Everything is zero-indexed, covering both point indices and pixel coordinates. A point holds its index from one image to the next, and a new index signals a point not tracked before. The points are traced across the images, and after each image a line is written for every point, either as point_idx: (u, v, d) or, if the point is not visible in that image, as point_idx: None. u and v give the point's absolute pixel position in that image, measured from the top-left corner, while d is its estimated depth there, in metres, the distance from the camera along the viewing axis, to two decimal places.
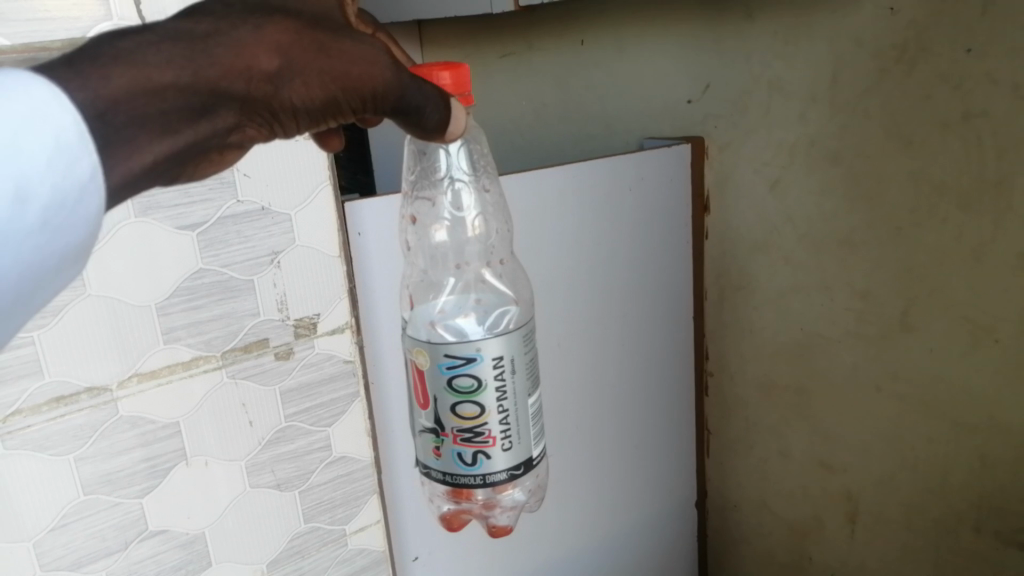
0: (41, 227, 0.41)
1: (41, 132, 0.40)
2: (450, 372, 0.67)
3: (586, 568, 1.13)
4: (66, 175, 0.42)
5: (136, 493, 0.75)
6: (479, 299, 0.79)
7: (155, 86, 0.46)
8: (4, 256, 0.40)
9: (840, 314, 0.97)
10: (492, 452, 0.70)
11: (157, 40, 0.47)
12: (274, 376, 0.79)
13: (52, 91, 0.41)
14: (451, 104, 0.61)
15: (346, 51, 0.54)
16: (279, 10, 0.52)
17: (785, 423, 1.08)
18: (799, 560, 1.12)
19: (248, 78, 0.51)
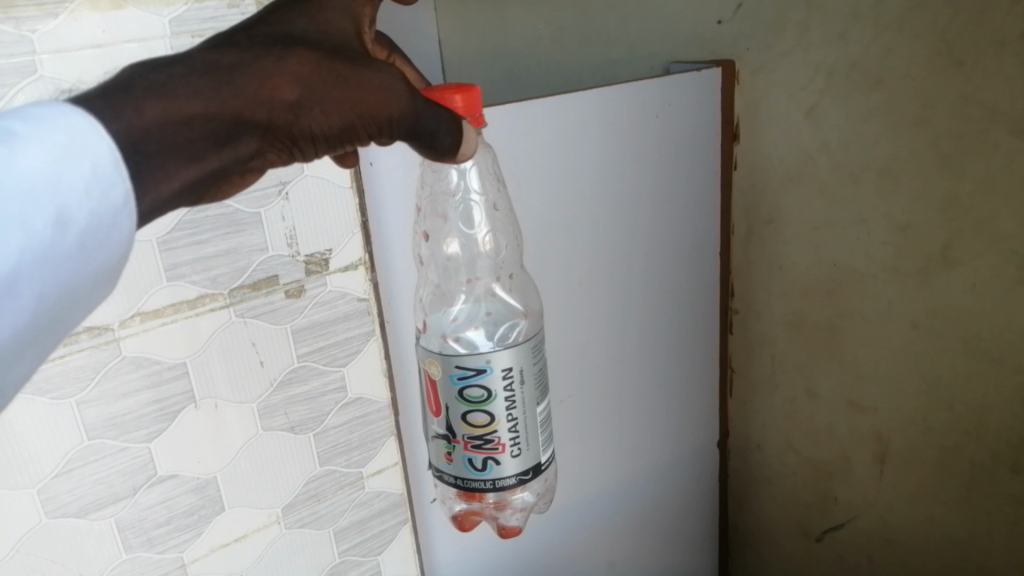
0: (78, 250, 0.43)
1: (77, 163, 0.42)
2: (460, 383, 0.68)
3: (605, 510, 1.11)
4: (100, 202, 0.44)
5: (143, 438, 0.72)
6: (491, 313, 0.77)
7: (184, 115, 0.48)
8: (44, 280, 0.42)
9: (877, 249, 0.92)
10: (502, 459, 0.70)
11: (185, 72, 0.49)
12: (285, 315, 0.75)
13: (96, 125, 0.44)
14: (463, 126, 0.61)
15: (361, 79, 0.55)
16: (300, 39, 0.54)
17: (813, 362, 1.04)
18: (823, 501, 1.09)
19: (271, 106, 0.52)
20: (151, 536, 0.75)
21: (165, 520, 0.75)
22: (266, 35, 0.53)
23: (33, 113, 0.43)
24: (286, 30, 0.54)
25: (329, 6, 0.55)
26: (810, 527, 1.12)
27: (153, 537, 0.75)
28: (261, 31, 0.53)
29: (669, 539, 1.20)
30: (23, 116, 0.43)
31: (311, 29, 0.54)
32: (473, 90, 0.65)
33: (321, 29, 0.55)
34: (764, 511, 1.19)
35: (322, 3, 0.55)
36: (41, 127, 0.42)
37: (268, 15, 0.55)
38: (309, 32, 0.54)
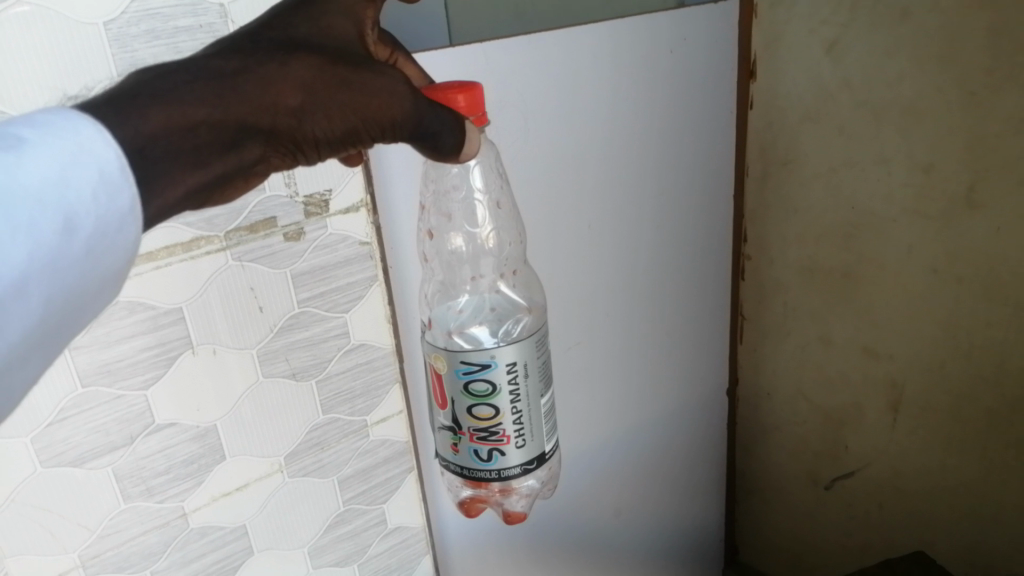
0: (83, 256, 0.40)
1: (84, 167, 0.40)
2: (466, 377, 0.66)
3: (615, 460, 1.08)
4: (107, 209, 0.41)
5: (139, 385, 0.66)
6: (496, 309, 0.78)
7: (188, 125, 0.45)
8: (49, 287, 0.39)
9: (898, 190, 0.89)
10: (507, 450, 0.69)
11: (187, 79, 0.46)
12: (285, 259, 0.69)
13: (105, 134, 0.41)
14: (468, 129, 0.57)
15: (364, 84, 0.51)
16: (303, 43, 0.50)
17: (827, 308, 1.01)
18: (834, 449, 1.08)
19: (274, 113, 0.49)
20: (150, 486, 0.69)
21: (164, 470, 0.69)
22: (268, 39, 0.49)
23: (36, 120, 0.40)
24: (289, 34, 0.50)
25: (331, 10, 0.52)
26: (820, 475, 1.11)
27: (152, 486, 0.69)
28: (264, 35, 0.50)
29: (677, 486, 1.19)
30: (25, 122, 0.40)
31: (314, 33, 0.51)
32: (471, 89, 0.59)
33: (324, 34, 0.51)
34: (773, 459, 1.17)
35: (325, 8, 0.52)
36: (44, 130, 0.39)
37: (269, 19, 0.51)
38: (312, 37, 0.50)
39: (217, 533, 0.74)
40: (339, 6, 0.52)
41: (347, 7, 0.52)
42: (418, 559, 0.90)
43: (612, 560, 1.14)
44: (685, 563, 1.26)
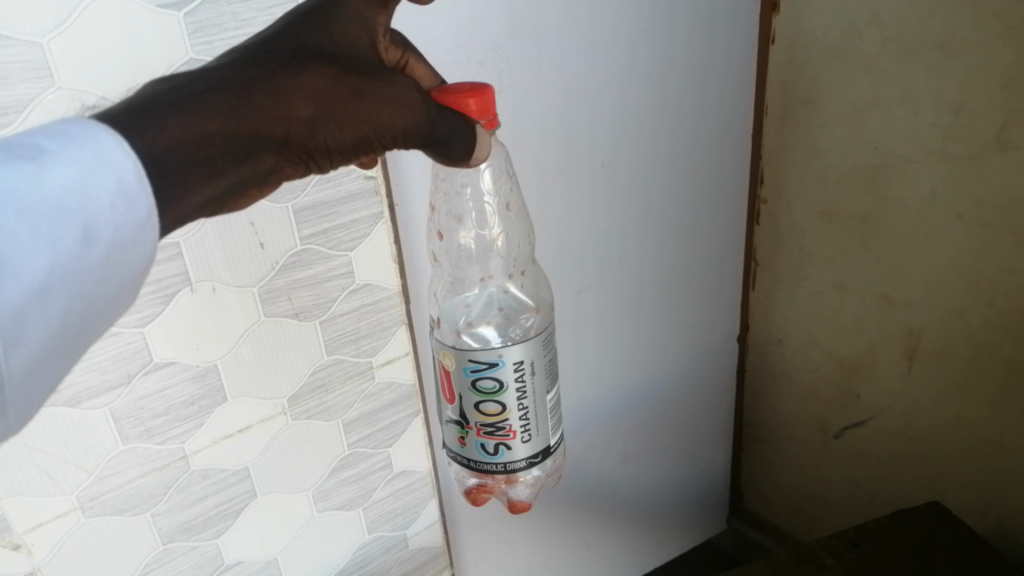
0: (102, 264, 0.41)
1: (102, 178, 0.40)
2: (474, 375, 0.63)
3: (622, 407, 1.06)
4: (125, 218, 0.41)
5: (135, 323, 0.63)
6: (506, 315, 0.74)
7: (203, 137, 0.45)
8: (70, 295, 0.39)
9: (925, 131, 0.85)
10: (514, 444, 0.66)
11: (200, 91, 0.45)
12: (285, 194, 0.66)
13: (123, 145, 0.41)
14: (476, 131, 0.56)
15: (374, 95, 0.50)
16: (316, 53, 0.49)
17: (844, 254, 0.98)
18: (845, 397, 1.06)
19: (287, 124, 0.48)
20: (149, 428, 0.67)
21: (163, 411, 0.67)
22: (280, 48, 0.48)
23: (55, 129, 0.40)
24: (301, 42, 0.49)
25: (344, 17, 0.50)
26: (829, 424, 1.09)
27: (151, 427, 0.67)
28: (277, 42, 0.49)
29: (684, 433, 1.17)
30: (45, 131, 0.40)
31: (326, 41, 0.49)
32: (483, 93, 0.56)
33: (336, 43, 0.50)
34: (781, 407, 1.16)
35: (337, 14, 0.50)
36: (62, 141, 0.39)
37: (280, 26, 0.50)
38: (324, 46, 0.49)
39: (219, 475, 0.72)
40: (352, 11, 0.50)
41: (360, 13, 0.50)
42: (423, 504, 0.89)
43: (617, 506, 1.14)
44: (690, 509, 1.25)
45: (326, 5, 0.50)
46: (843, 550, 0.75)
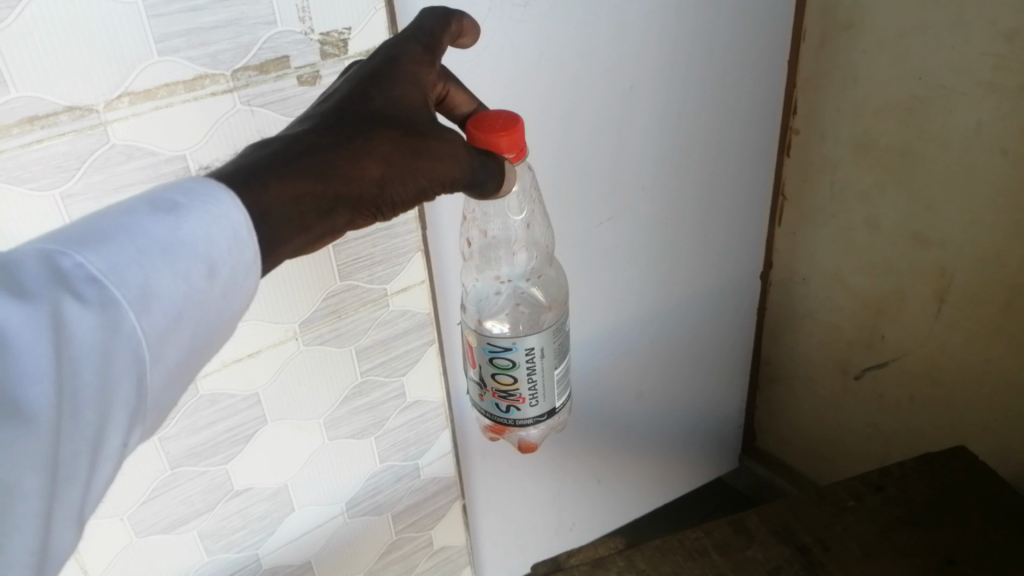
0: (213, 309, 0.40)
1: (216, 230, 0.39)
2: (490, 355, 0.62)
3: (640, 341, 1.04)
4: (234, 267, 0.40)
5: None
6: (519, 300, 0.71)
7: (294, 199, 0.43)
8: (181, 340, 0.38)
9: (975, 60, 0.80)
10: (527, 409, 0.64)
11: (286, 156, 0.44)
12: (298, 106, 0.62)
13: (238, 202, 0.40)
14: (510, 169, 0.53)
15: (436, 151, 0.49)
16: (384, 115, 0.48)
17: (878, 189, 0.94)
18: (870, 338, 1.03)
19: (363, 184, 0.46)
20: None
21: None
22: (348, 111, 0.48)
23: (186, 183, 0.40)
24: (367, 106, 0.48)
25: (402, 78, 0.50)
26: (850, 364, 1.07)
27: None
28: (344, 106, 0.48)
29: (701, 371, 1.15)
30: (173, 188, 0.40)
31: (389, 101, 0.49)
32: (512, 117, 0.54)
33: (397, 104, 0.49)
34: (800, 347, 1.13)
35: (395, 76, 0.50)
36: (185, 196, 0.39)
37: (342, 92, 0.49)
38: (388, 109, 0.49)
39: (228, 401, 0.70)
40: (406, 74, 0.50)
41: (414, 74, 0.51)
42: (436, 434, 0.88)
43: (630, 442, 1.12)
44: (702, 446, 1.24)
45: (383, 68, 0.50)
46: (865, 493, 0.73)
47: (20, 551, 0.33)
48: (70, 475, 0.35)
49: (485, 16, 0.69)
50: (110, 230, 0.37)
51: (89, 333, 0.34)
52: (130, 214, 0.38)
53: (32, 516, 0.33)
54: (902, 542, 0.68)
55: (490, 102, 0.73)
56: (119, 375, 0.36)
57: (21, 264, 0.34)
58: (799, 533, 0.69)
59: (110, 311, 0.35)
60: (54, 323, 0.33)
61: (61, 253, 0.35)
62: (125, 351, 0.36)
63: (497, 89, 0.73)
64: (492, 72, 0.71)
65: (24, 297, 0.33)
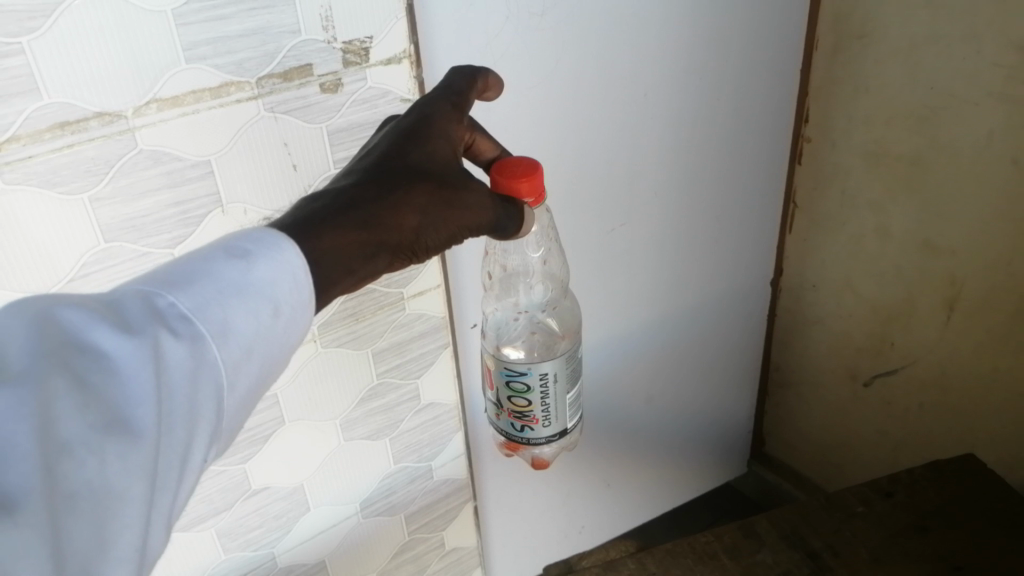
0: (278, 345, 0.43)
1: (279, 273, 0.42)
2: (507, 379, 0.63)
3: (650, 346, 1.05)
4: (294, 306, 0.43)
5: (165, 244, 0.60)
6: (535, 328, 0.73)
7: (343, 248, 0.47)
8: (250, 373, 0.41)
9: (986, 70, 0.80)
10: (540, 429, 0.66)
11: (334, 210, 0.48)
12: (320, 114, 0.63)
13: (298, 250, 0.44)
14: (531, 212, 0.57)
15: (465, 200, 0.53)
16: (421, 168, 0.52)
17: (889, 198, 0.95)
18: (879, 345, 1.03)
19: (403, 232, 0.51)
20: None
21: None
22: (388, 166, 0.52)
23: (251, 232, 0.44)
24: (406, 161, 0.52)
25: (435, 134, 0.54)
26: (859, 371, 1.07)
27: None
28: (385, 160, 0.52)
29: (711, 376, 1.16)
30: (239, 237, 0.43)
31: (424, 156, 0.53)
32: (531, 162, 0.58)
33: (432, 158, 0.53)
34: (810, 353, 1.14)
35: (430, 132, 0.54)
36: (251, 243, 0.43)
37: (381, 146, 0.53)
38: (424, 163, 0.53)
39: None
40: (438, 129, 0.55)
41: (446, 130, 0.55)
42: (449, 436, 0.89)
43: (640, 446, 1.13)
44: (712, 451, 1.25)
45: (418, 125, 0.54)
46: (875, 499, 0.73)
47: (123, 559, 0.34)
48: (162, 490, 0.37)
49: (503, 25, 0.70)
50: (190, 275, 0.40)
51: (180, 362, 0.37)
52: (206, 259, 0.41)
53: (135, 526, 0.35)
54: (911, 548, 0.68)
55: (507, 109, 0.74)
56: (202, 400, 0.39)
57: (119, 302, 0.37)
58: (808, 538, 0.70)
59: (196, 345, 0.38)
60: (155, 351, 0.36)
61: (153, 295, 0.38)
62: (207, 381, 0.39)
63: (513, 97, 0.74)
64: (509, 79, 0.72)
65: (128, 329, 0.36)
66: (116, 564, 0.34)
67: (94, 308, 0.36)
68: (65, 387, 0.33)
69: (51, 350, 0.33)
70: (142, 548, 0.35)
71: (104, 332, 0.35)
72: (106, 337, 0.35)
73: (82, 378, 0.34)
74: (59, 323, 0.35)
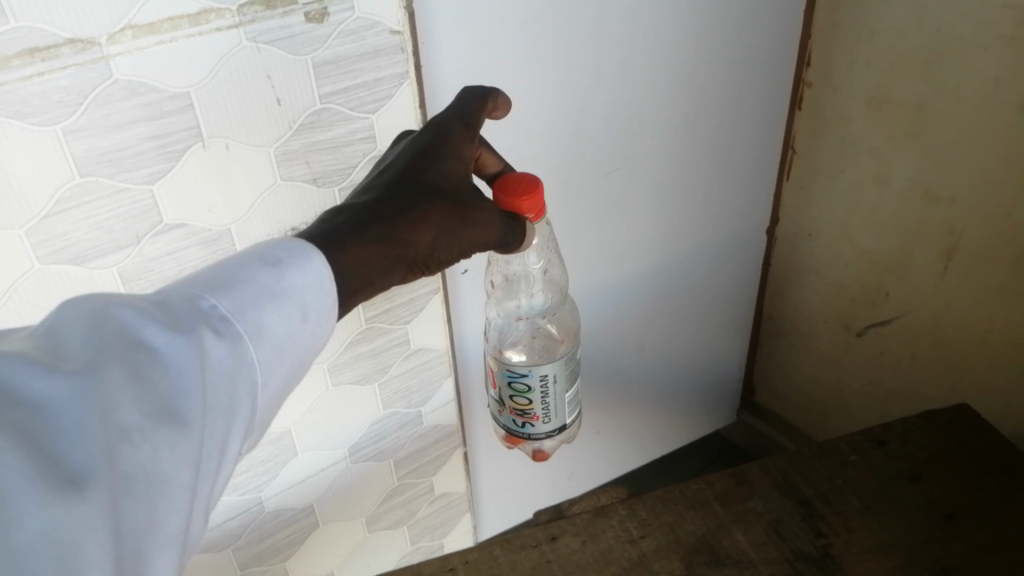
0: (307, 348, 0.44)
1: (306, 281, 0.44)
2: (509, 380, 0.64)
3: (643, 294, 1.03)
4: (321, 311, 0.45)
5: (145, 180, 0.58)
6: (535, 333, 0.75)
7: (362, 263, 0.49)
8: (282, 373, 0.43)
9: (996, 13, 0.77)
10: (540, 428, 0.66)
11: (353, 227, 0.50)
12: (305, 46, 0.60)
13: (324, 260, 0.46)
14: (531, 228, 0.58)
15: (477, 218, 0.55)
16: (436, 186, 0.54)
17: (890, 145, 0.93)
18: (874, 295, 1.02)
19: (417, 248, 0.52)
20: None
21: (175, 275, 0.63)
22: (404, 183, 0.53)
23: (280, 243, 0.46)
24: (421, 178, 0.54)
25: (451, 152, 0.56)
26: (853, 321, 1.07)
27: None
28: (402, 177, 0.54)
29: (704, 325, 1.15)
30: (272, 245, 0.45)
31: (439, 175, 0.55)
32: (533, 179, 0.59)
33: (446, 177, 0.55)
34: (804, 303, 1.13)
35: (445, 150, 0.56)
36: (283, 251, 0.44)
37: (399, 163, 0.55)
38: (439, 181, 0.54)
39: None
40: (453, 147, 0.56)
41: (461, 149, 0.56)
42: (439, 382, 0.88)
43: (630, 394, 1.13)
44: (702, 400, 1.25)
45: (435, 143, 0.56)
46: (867, 448, 0.73)
47: (169, 543, 0.35)
48: (205, 481, 0.38)
49: None
50: (228, 280, 0.42)
51: (223, 360, 0.39)
52: (242, 264, 0.43)
53: (180, 511, 0.36)
54: (902, 495, 0.68)
55: (501, 43, 0.71)
56: (241, 399, 0.40)
57: (166, 302, 0.39)
58: (799, 485, 0.70)
59: (238, 346, 0.40)
60: (201, 351, 0.38)
61: (199, 296, 0.40)
62: (245, 381, 0.40)
63: (508, 31, 0.71)
64: (503, 12, 0.69)
65: (176, 327, 0.37)
66: (163, 546, 0.35)
67: (145, 306, 0.38)
68: (122, 378, 0.35)
69: (108, 343, 0.35)
70: (185, 534, 0.37)
71: (156, 329, 0.37)
72: (157, 334, 0.36)
73: (136, 370, 0.35)
74: (113, 319, 0.36)
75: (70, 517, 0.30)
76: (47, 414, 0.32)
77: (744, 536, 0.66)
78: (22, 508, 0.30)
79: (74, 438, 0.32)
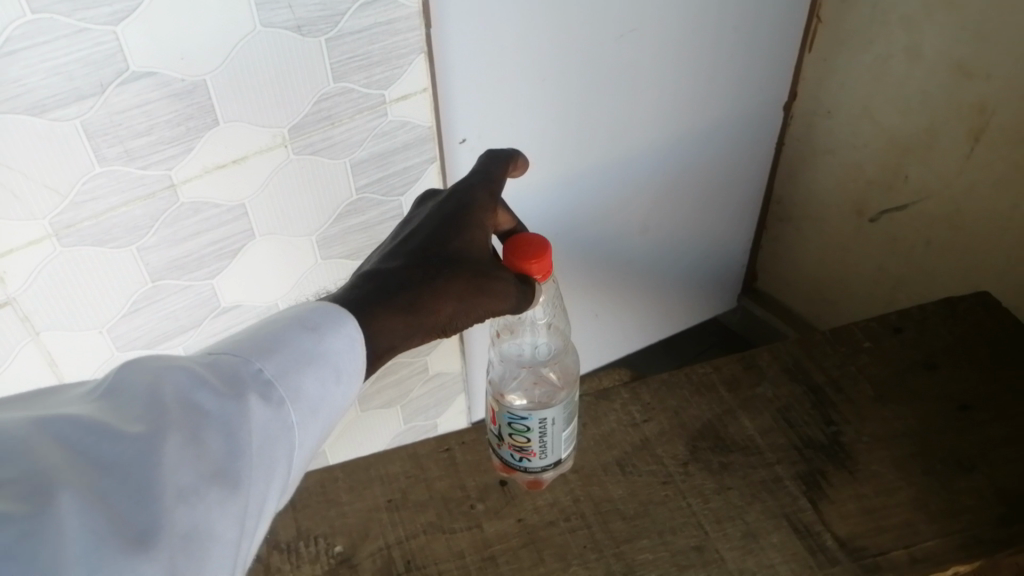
0: (337, 413, 0.44)
1: (339, 346, 0.44)
2: (509, 423, 0.54)
3: (652, 172, 0.98)
4: (353, 375, 0.45)
5: (106, 20, 0.52)
6: (537, 379, 0.61)
7: (383, 337, 0.47)
8: (314, 436, 0.43)
9: None
10: (541, 468, 0.56)
11: (372, 299, 0.48)
12: None
13: (356, 324, 0.46)
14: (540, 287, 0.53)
15: (499, 289, 0.51)
16: (457, 258, 0.52)
17: (925, 15, 0.85)
18: (892, 179, 0.97)
19: (435, 318, 0.50)
20: (130, 149, 0.58)
21: (145, 130, 0.57)
22: (426, 256, 0.51)
23: (314, 307, 0.46)
24: (442, 249, 0.52)
25: (473, 223, 0.54)
26: (867, 206, 1.02)
27: (132, 149, 0.58)
28: (423, 247, 0.52)
29: (712, 208, 1.10)
30: (311, 309, 0.45)
31: (460, 248, 0.52)
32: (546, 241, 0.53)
33: (468, 248, 0.53)
34: (817, 186, 1.07)
35: (467, 220, 0.53)
36: (319, 316, 0.45)
37: (422, 231, 0.53)
38: (459, 252, 0.52)
39: (212, 211, 0.65)
40: (476, 217, 0.54)
41: (483, 219, 0.54)
42: None
43: (632, 277, 1.09)
44: (705, 286, 1.21)
45: (458, 211, 0.54)
46: (883, 335, 0.70)
47: None
48: (247, 545, 0.38)
49: None
50: (269, 345, 0.42)
51: (265, 424, 0.39)
52: (282, 328, 0.43)
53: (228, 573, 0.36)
54: (916, 383, 0.65)
55: None
56: (280, 460, 0.40)
57: (214, 367, 0.40)
58: (810, 372, 0.67)
59: (277, 411, 0.40)
60: (245, 415, 0.38)
61: (243, 362, 0.40)
62: (283, 443, 0.40)
63: None
64: None
65: (224, 395, 0.38)
66: None
67: (198, 370, 0.39)
68: (180, 441, 0.36)
69: (166, 412, 0.36)
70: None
71: (208, 393, 0.38)
72: (208, 400, 0.38)
73: (193, 433, 0.36)
74: (169, 388, 0.37)
75: (138, 573, 0.31)
76: (119, 475, 0.33)
77: (751, 422, 0.63)
78: (93, 562, 0.30)
79: (137, 502, 0.33)
